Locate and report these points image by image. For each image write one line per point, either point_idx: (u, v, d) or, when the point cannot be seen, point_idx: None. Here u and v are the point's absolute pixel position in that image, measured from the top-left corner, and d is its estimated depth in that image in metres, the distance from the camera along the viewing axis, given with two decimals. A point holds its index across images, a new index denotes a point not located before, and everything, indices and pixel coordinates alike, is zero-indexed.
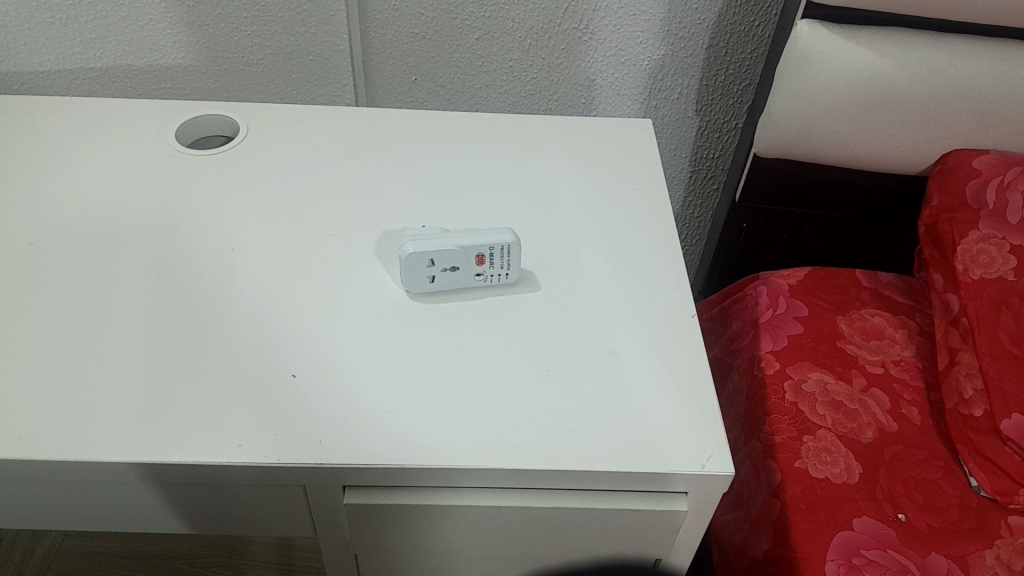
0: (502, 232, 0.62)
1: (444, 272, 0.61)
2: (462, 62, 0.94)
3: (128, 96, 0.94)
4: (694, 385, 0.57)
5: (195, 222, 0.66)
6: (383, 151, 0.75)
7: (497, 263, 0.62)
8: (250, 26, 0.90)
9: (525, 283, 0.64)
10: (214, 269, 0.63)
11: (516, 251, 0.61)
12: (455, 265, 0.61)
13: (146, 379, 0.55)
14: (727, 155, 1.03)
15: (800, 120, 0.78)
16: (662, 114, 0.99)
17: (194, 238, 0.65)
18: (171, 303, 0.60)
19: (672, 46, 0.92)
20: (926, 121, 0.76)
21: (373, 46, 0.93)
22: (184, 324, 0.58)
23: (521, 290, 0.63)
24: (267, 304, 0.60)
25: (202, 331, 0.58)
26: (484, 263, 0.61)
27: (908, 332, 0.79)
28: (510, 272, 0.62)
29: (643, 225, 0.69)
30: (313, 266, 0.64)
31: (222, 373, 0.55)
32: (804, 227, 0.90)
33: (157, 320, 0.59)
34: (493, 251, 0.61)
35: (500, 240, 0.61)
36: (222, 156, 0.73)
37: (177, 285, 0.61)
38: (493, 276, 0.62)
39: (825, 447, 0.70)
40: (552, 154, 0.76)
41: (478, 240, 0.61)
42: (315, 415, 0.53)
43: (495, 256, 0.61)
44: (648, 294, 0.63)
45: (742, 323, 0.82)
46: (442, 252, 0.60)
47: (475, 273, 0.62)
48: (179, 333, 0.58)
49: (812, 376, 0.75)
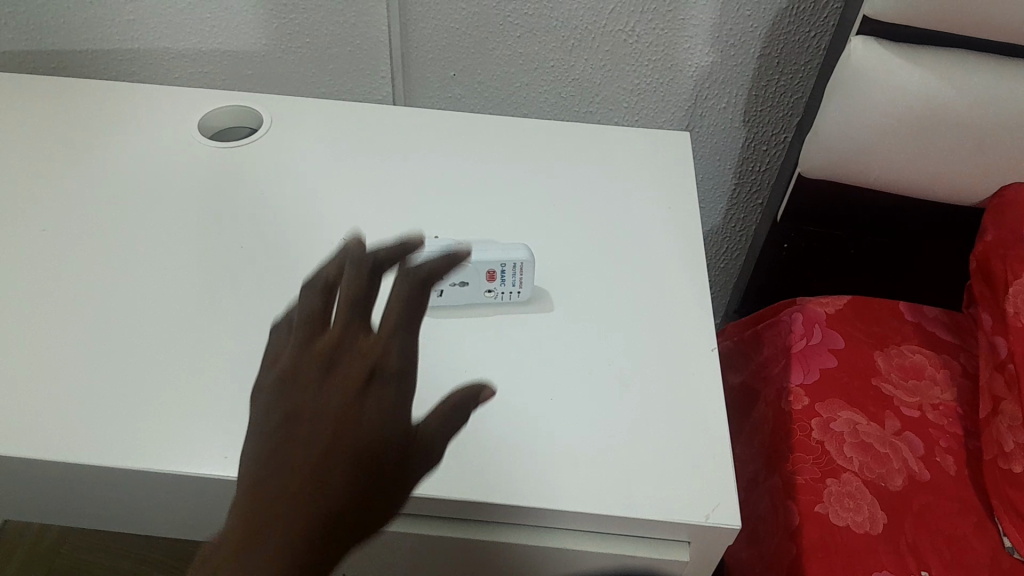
0: (517, 248, 0.58)
1: (451, 288, 0.58)
2: (504, 59, 0.94)
3: (164, 80, 0.94)
4: (705, 424, 0.54)
5: (210, 218, 0.65)
6: (407, 150, 0.73)
7: (508, 281, 0.58)
8: (288, 14, 0.89)
9: (538, 302, 0.61)
10: (226, 265, 0.62)
11: (529, 270, 0.58)
12: (464, 280, 0.58)
13: (145, 377, 0.54)
14: (773, 170, 1.00)
15: (849, 141, 0.73)
16: (707, 122, 0.98)
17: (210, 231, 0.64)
18: (178, 299, 0.59)
19: (721, 54, 0.91)
20: (988, 153, 0.71)
21: (412, 39, 0.93)
22: (187, 322, 0.58)
23: (532, 309, 0.60)
24: (272, 303, 0.59)
25: (207, 329, 0.57)
26: (495, 280, 0.58)
27: (950, 373, 0.74)
28: (522, 290, 0.59)
29: (670, 247, 0.66)
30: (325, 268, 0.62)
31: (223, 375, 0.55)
32: (847, 252, 0.85)
33: (161, 317, 0.58)
34: (505, 269, 0.58)
35: (513, 258, 0.57)
36: (248, 145, 0.72)
37: (187, 281, 0.61)
38: (503, 293, 0.59)
39: (849, 492, 0.65)
40: (580, 163, 0.73)
41: (491, 256, 0.57)
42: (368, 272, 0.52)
43: (506, 273, 0.58)
44: (665, 320, 0.61)
45: (773, 350, 0.78)
46: (448, 268, 0.57)
47: (485, 289, 0.59)
48: (183, 328, 0.57)
49: (842, 415, 0.70)
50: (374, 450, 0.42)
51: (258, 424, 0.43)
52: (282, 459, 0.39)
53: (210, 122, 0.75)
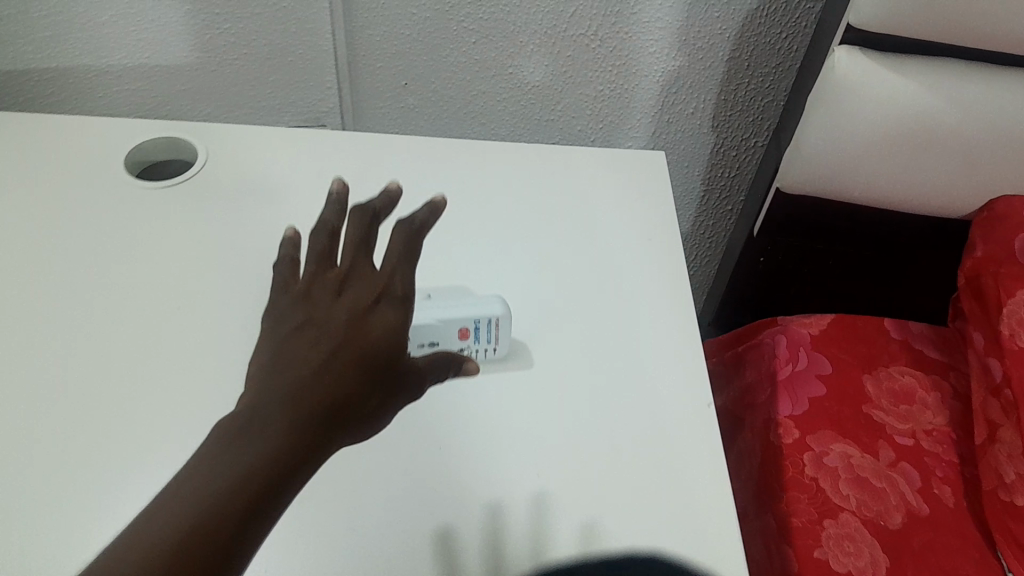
0: (491, 301, 0.52)
1: (418, 350, 0.51)
2: (458, 66, 0.88)
3: (89, 99, 0.85)
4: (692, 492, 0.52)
5: (147, 274, 0.59)
6: (363, 181, 0.67)
7: (483, 338, 0.52)
8: (221, 23, 0.81)
9: (514, 360, 0.57)
10: (173, 326, 0.56)
11: (505, 325, 0.52)
12: (433, 340, 0.51)
13: (93, 464, 0.49)
14: (744, 175, 0.96)
15: (832, 157, 0.69)
16: (676, 128, 0.93)
17: (153, 284, 0.59)
18: (122, 370, 0.54)
19: (689, 57, 0.86)
20: (977, 165, 0.68)
21: (358, 45, 0.85)
22: (129, 404, 0.52)
23: (508, 368, 0.56)
24: (227, 368, 0.54)
25: (156, 404, 0.52)
26: (468, 337, 0.52)
27: (941, 396, 0.71)
28: (498, 347, 0.53)
29: (648, 282, 0.63)
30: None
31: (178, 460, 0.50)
32: (827, 266, 0.81)
33: (104, 390, 0.53)
34: (478, 325, 0.51)
35: (487, 313, 0.51)
36: (196, 176, 0.66)
37: (131, 345, 0.55)
38: (477, 352, 0.52)
39: (848, 535, 0.62)
40: (549, 193, 0.69)
41: (462, 311, 0.51)
42: (365, 215, 0.46)
43: (479, 330, 0.52)
44: (646, 373, 0.58)
45: (757, 377, 0.74)
46: (413, 328, 0.50)
47: (457, 349, 0.52)
48: (130, 407, 0.52)
49: (835, 448, 0.67)
50: (371, 376, 0.43)
51: (268, 336, 0.44)
52: (285, 383, 0.41)
53: (145, 148, 0.67)
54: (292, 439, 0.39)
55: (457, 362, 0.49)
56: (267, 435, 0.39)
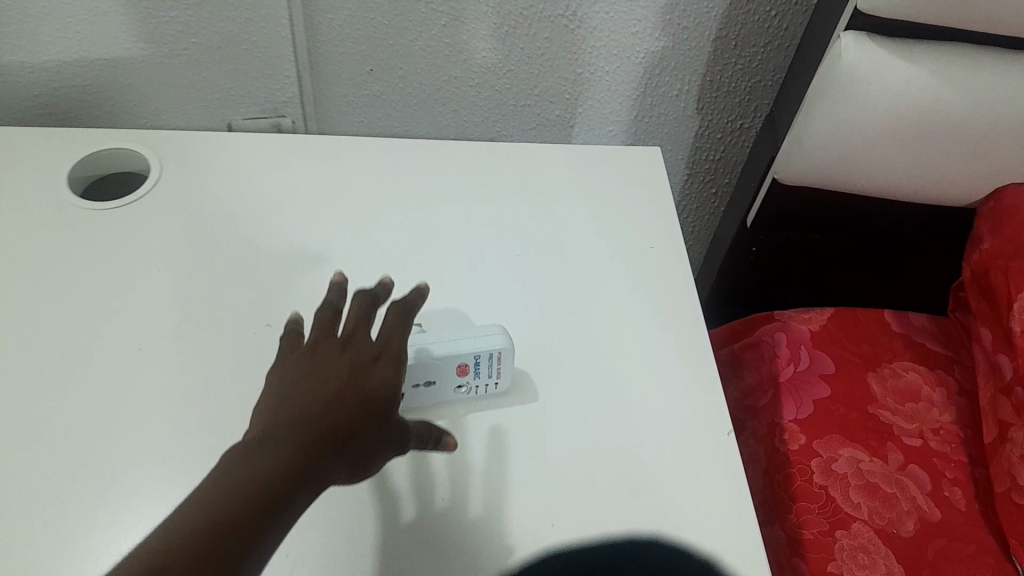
0: (491, 333, 0.50)
1: (415, 388, 0.48)
2: (427, 52, 0.82)
3: (21, 99, 0.74)
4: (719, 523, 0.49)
5: (99, 310, 0.53)
6: (335, 192, 0.62)
7: (483, 373, 0.49)
8: (167, 13, 0.73)
9: (514, 394, 0.52)
10: (139, 357, 0.51)
11: (507, 359, 0.50)
12: (430, 379, 0.49)
13: (90, 484, 0.46)
14: (729, 158, 0.93)
15: (835, 148, 0.65)
16: (659, 111, 0.88)
17: (118, 304, 0.53)
18: (90, 405, 0.49)
19: (673, 37, 0.81)
20: (984, 155, 0.65)
21: (320, 31, 0.79)
22: (91, 465, 0.47)
23: (507, 403, 0.51)
24: (205, 402, 0.49)
25: (125, 456, 0.47)
26: (467, 373, 0.49)
27: (946, 392, 0.69)
28: (500, 381, 0.50)
29: (652, 280, 0.60)
30: (263, 340, 0.52)
31: (162, 501, 0.46)
32: (823, 256, 0.78)
33: (71, 431, 0.48)
34: (479, 360, 0.49)
35: (489, 347, 0.49)
36: (158, 186, 0.59)
37: (97, 377, 0.50)
38: (477, 387, 0.50)
39: (862, 546, 0.60)
40: (537, 198, 0.64)
41: (462, 346, 0.49)
42: (368, 299, 0.47)
43: (480, 364, 0.49)
44: (656, 394, 0.54)
45: (757, 378, 0.71)
46: (411, 367, 0.47)
47: (455, 385, 0.50)
48: (102, 445, 0.47)
49: (843, 453, 0.64)
50: (372, 416, 0.42)
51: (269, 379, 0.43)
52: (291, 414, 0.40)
53: (97, 157, 0.60)
54: (294, 464, 0.38)
55: (436, 432, 0.48)
56: (272, 462, 0.37)
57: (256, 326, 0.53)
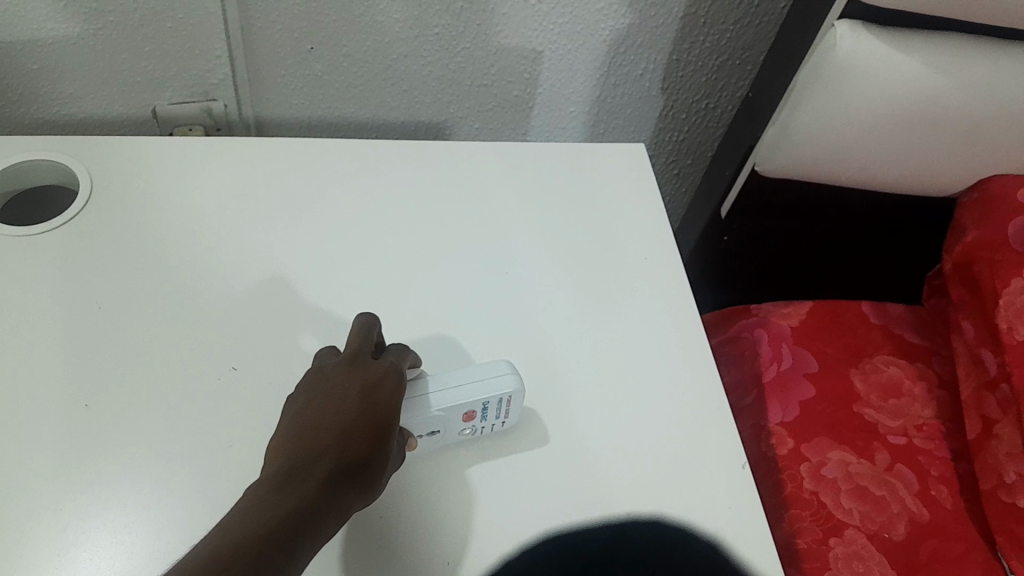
0: (500, 374, 0.46)
1: (419, 439, 0.45)
2: (373, 28, 0.71)
3: None
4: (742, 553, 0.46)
5: (39, 361, 0.47)
6: (300, 208, 0.56)
7: (490, 415, 0.46)
8: None
9: (520, 432, 0.48)
10: (89, 415, 0.45)
11: (516, 400, 0.46)
12: (435, 428, 0.45)
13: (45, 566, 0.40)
14: (692, 138, 0.90)
15: (823, 140, 0.63)
16: (622, 92, 0.83)
17: (64, 348, 0.47)
18: (41, 467, 0.43)
19: (640, 15, 0.75)
20: (970, 146, 0.63)
21: (254, 8, 0.67)
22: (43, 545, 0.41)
23: (514, 442, 0.48)
24: (172, 461, 0.44)
25: (81, 530, 0.41)
26: (474, 418, 0.46)
27: (927, 386, 0.68)
28: (507, 420, 0.47)
29: (648, 281, 0.57)
30: (238, 380, 0.47)
31: (139, 573, 0.41)
32: (796, 244, 0.77)
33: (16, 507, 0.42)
34: (487, 406, 0.46)
35: (498, 392, 0.45)
36: (86, 207, 0.53)
37: (45, 436, 0.44)
38: (484, 428, 0.47)
39: (856, 553, 0.58)
40: (519, 204, 0.60)
41: (469, 394, 0.45)
42: (369, 320, 0.46)
43: (489, 409, 0.46)
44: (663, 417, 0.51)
45: (739, 376, 0.70)
46: (414, 423, 0.44)
47: (460, 430, 0.46)
48: (61, 516, 0.42)
49: (832, 456, 0.63)
50: (388, 447, 0.40)
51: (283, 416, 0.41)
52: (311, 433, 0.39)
53: (15, 168, 0.54)
54: (315, 491, 0.36)
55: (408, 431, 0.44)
56: (293, 495, 0.35)
57: (225, 366, 0.48)
